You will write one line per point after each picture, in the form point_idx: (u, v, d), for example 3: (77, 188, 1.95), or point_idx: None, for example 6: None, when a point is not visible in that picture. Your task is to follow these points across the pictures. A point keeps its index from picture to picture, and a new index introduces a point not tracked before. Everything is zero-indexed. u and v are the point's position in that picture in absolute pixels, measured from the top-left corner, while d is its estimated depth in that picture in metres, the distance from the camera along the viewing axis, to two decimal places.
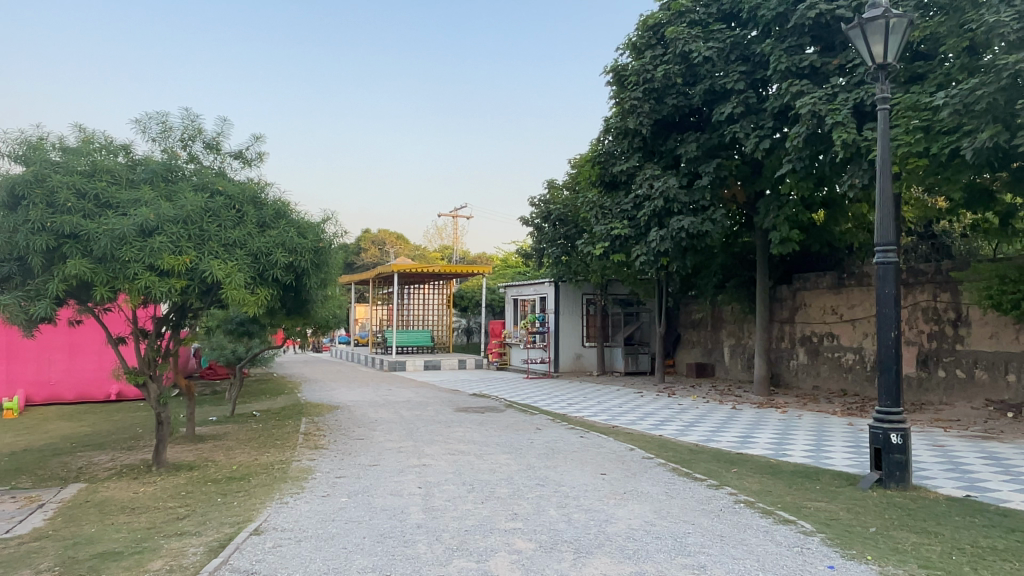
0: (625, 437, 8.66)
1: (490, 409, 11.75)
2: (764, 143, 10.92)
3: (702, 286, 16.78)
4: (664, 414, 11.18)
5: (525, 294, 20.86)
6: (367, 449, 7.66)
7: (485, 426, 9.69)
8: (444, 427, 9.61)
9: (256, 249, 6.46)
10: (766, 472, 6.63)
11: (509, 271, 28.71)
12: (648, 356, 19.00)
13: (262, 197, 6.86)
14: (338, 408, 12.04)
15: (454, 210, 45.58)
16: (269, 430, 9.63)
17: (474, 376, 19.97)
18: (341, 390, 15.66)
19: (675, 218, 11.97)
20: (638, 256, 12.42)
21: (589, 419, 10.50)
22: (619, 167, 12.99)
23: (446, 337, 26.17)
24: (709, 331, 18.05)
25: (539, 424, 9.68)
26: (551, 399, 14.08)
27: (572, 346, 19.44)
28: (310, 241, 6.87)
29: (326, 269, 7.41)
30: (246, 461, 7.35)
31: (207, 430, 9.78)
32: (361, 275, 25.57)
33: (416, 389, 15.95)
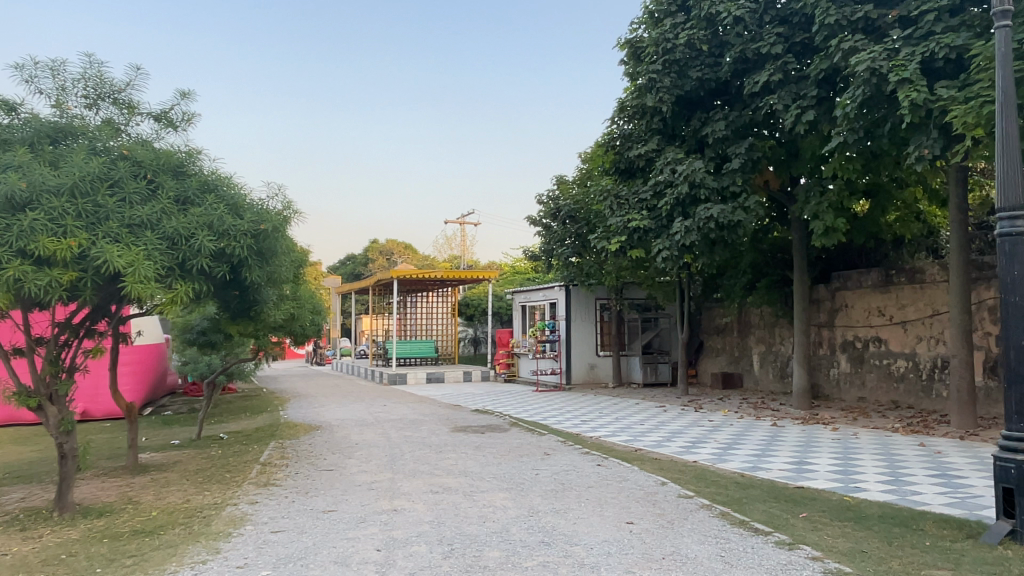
0: (652, 465, 7.08)
1: (492, 429, 10.21)
2: (807, 115, 9.38)
3: (728, 288, 15.17)
4: (694, 432, 9.57)
5: (534, 299, 19.30)
6: (331, 487, 6.11)
7: (484, 450, 8.14)
8: (434, 453, 8.06)
9: (173, 231, 4.97)
10: (844, 518, 5.02)
11: (518, 278, 27.20)
12: (668, 365, 17.38)
13: (187, 168, 5.39)
14: (318, 429, 10.52)
15: (461, 217, 43.94)
16: (227, 457, 8.11)
17: (479, 389, 18.40)
18: (329, 407, 14.16)
19: (702, 207, 10.42)
20: (660, 252, 10.85)
21: (606, 441, 8.92)
22: (636, 151, 11.45)
23: (452, 348, 24.65)
24: (736, 337, 16.40)
25: (547, 448, 8.12)
26: (562, 415, 12.48)
27: (585, 355, 17.85)
28: (248, 222, 5.39)
29: (275, 259, 5.91)
30: (175, 503, 5.80)
31: (155, 459, 8.25)
32: (361, 283, 24.15)
33: (413, 404, 14.42)
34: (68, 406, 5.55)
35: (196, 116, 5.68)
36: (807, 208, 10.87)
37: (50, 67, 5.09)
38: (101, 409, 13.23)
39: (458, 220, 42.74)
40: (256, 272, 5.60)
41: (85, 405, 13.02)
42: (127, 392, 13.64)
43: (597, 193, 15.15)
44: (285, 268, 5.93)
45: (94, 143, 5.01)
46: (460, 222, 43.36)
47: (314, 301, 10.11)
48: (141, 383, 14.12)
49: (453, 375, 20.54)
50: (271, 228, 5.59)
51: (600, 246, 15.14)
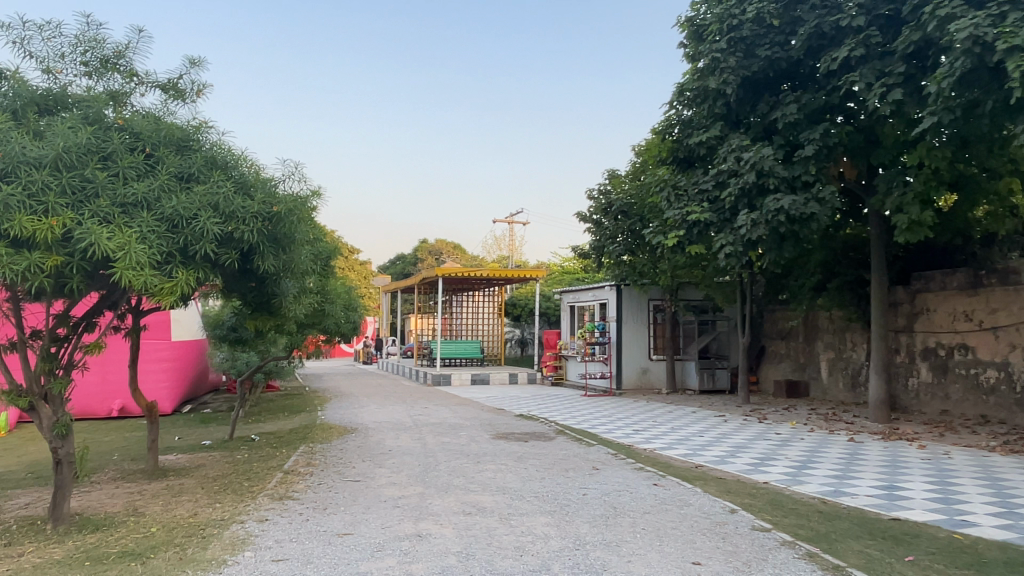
0: (715, 485, 6.23)
1: (537, 437, 9.47)
2: (893, 93, 8.37)
3: (794, 289, 14.09)
4: (762, 446, 8.65)
5: (584, 300, 18.46)
6: (354, 502, 5.45)
7: (527, 461, 7.40)
8: (473, 463, 7.36)
9: (171, 212, 4.38)
10: (962, 563, 4.11)
11: (567, 277, 26.40)
12: (727, 371, 16.35)
13: (193, 142, 4.82)
14: (353, 432, 9.94)
15: (510, 217, 43.36)
16: (252, 462, 7.56)
17: (526, 393, 17.65)
18: (369, 408, 13.64)
19: (771, 197, 9.47)
20: (722, 247, 9.92)
21: (663, 454, 8.08)
22: (696, 138, 10.56)
23: (498, 349, 23.98)
24: (802, 342, 15.30)
25: (597, 461, 7.33)
26: (613, 422, 11.65)
27: (637, 359, 16.92)
28: (258, 203, 4.77)
29: (293, 246, 5.29)
30: (181, 517, 5.23)
31: (177, 463, 7.75)
32: (407, 282, 23.70)
33: (456, 407, 13.78)
34: (65, 406, 5.05)
35: (206, 86, 5.13)
36: (889, 200, 9.80)
37: (42, 30, 4.60)
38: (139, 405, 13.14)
39: (507, 218, 42.11)
40: (270, 261, 4.97)
41: (123, 401, 13.10)
42: (167, 387, 13.35)
43: (653, 186, 14.26)
44: (304, 258, 5.30)
45: (88, 112, 4.49)
46: (508, 221, 42.71)
47: (347, 296, 9.54)
48: (181, 378, 13.86)
49: (498, 377, 19.86)
50: (286, 212, 4.97)
51: (657, 241, 14.27)
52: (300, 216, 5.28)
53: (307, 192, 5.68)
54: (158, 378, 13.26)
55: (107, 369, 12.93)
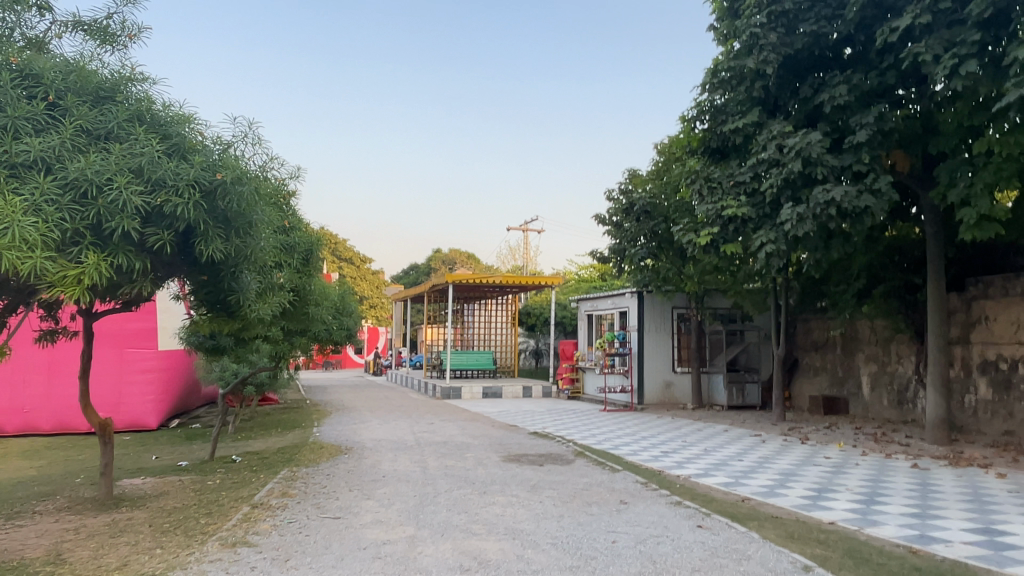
0: (773, 528, 5.07)
1: (553, 460, 8.36)
2: (966, 65, 7.26)
3: (833, 296, 12.91)
4: (813, 474, 7.49)
5: (602, 308, 17.33)
6: (324, 551, 4.35)
7: (541, 492, 6.28)
8: (478, 494, 6.24)
9: (78, 177, 3.34)
10: None
11: (584, 285, 25.29)
12: (757, 386, 15.14)
13: (119, 90, 3.79)
14: (347, 453, 8.88)
15: (525, 225, 42.26)
16: (221, 490, 6.50)
17: (540, 407, 16.52)
18: (369, 424, 12.54)
19: (819, 188, 8.36)
20: (762, 246, 8.79)
21: (700, 484, 6.94)
22: (731, 124, 9.45)
23: (511, 360, 22.87)
24: (840, 355, 14.11)
25: (625, 493, 6.20)
26: (638, 442, 10.49)
27: (660, 372, 15.73)
28: (197, 168, 3.73)
29: (248, 229, 4.22)
30: (107, 567, 4.16)
31: (138, 490, 6.71)
32: (416, 289, 22.67)
33: (464, 423, 12.69)
34: None
35: (140, 28, 4.30)
36: (954, 193, 8.62)
37: None
38: (121, 419, 12.21)
39: (522, 226, 40.91)
40: (215, 246, 3.92)
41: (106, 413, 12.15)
42: (152, 400, 12.44)
43: (679, 184, 13.17)
44: (264, 246, 4.25)
45: None
46: (523, 230, 41.58)
47: (337, 299, 8.55)
48: (169, 390, 12.92)
49: (511, 390, 18.74)
50: (235, 184, 3.92)
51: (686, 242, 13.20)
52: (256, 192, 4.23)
53: (271, 167, 4.62)
54: (143, 391, 12.37)
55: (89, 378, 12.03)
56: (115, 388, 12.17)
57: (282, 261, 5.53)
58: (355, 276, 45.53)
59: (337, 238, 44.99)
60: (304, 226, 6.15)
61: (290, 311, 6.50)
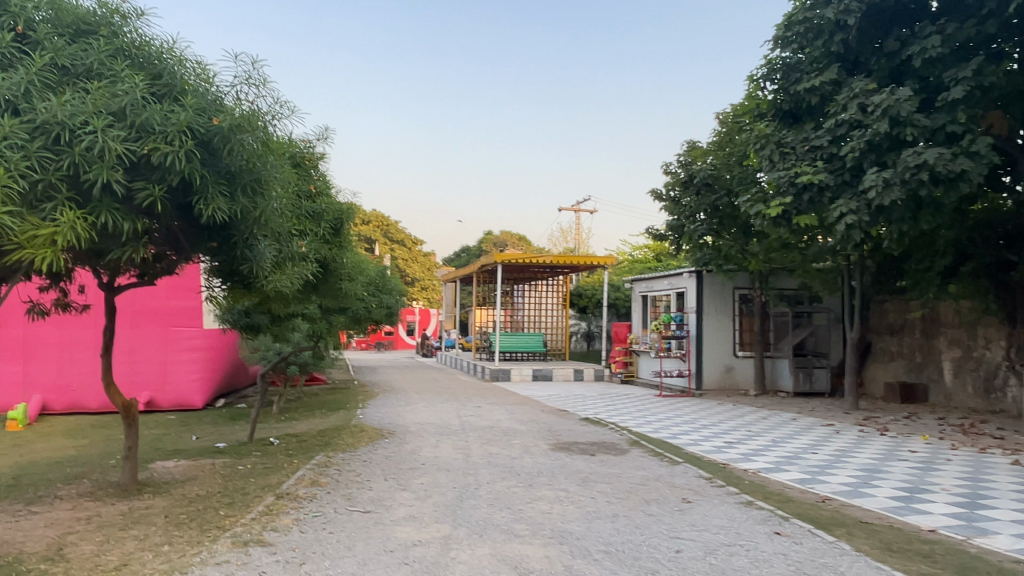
0: (863, 536, 4.37)
1: (606, 449, 7.74)
2: None
3: (914, 274, 11.85)
4: (900, 471, 6.67)
5: (658, 289, 16.53)
6: (346, 553, 3.83)
7: (593, 486, 5.67)
8: (523, 487, 5.67)
9: (48, 119, 3.01)
10: None
11: (638, 266, 24.43)
12: (826, 371, 14.15)
13: (123, 45, 3.75)
14: (388, 437, 8.43)
15: (577, 206, 41.35)
16: (251, 476, 6.10)
17: (592, 391, 15.87)
18: (415, 406, 12.12)
19: (908, 151, 7.46)
20: (841, 216, 7.93)
21: (770, 479, 6.22)
22: (807, 83, 8.56)
23: (563, 343, 22.24)
24: (919, 338, 13.02)
25: (687, 490, 5.54)
26: (697, 429, 9.76)
27: (720, 356, 14.88)
28: (186, 113, 3.36)
29: (255, 188, 3.80)
30: (107, 565, 3.72)
31: (166, 476, 6.37)
32: (465, 270, 22.23)
33: (512, 407, 12.15)
34: None
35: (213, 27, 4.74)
36: None
37: None
38: (167, 398, 12.09)
39: (573, 206, 40.01)
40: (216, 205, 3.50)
41: (151, 392, 11.99)
42: (198, 379, 12.28)
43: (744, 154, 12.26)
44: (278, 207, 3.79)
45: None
46: (574, 210, 40.70)
47: (371, 272, 8.07)
48: (215, 369, 12.75)
49: (562, 374, 18.13)
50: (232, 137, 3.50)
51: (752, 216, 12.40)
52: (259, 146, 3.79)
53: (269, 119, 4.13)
54: (189, 369, 12.23)
55: (134, 356, 11.92)
56: (160, 366, 12.05)
57: (307, 229, 5.02)
58: (407, 258, 45.52)
59: (388, 221, 44.97)
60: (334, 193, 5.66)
61: (321, 286, 6.05)
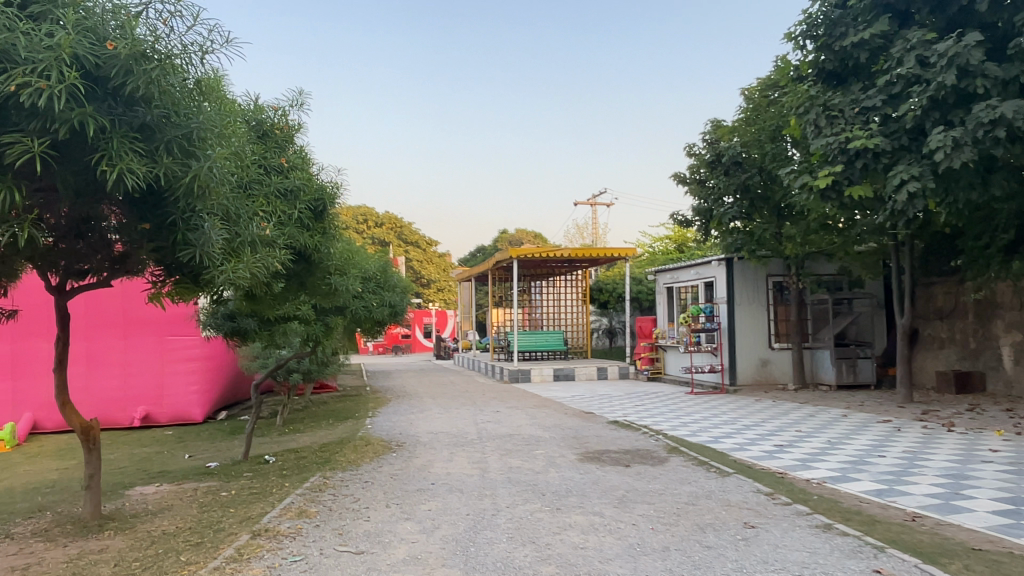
0: (987, 572, 3.42)
1: (642, 458, 6.81)
2: None
3: (968, 251, 10.81)
4: (989, 476, 5.69)
5: (684, 280, 15.55)
6: None
7: (633, 509, 4.75)
8: (549, 511, 4.76)
9: None
10: None
11: (660, 258, 23.40)
12: (870, 361, 13.12)
13: None
14: (395, 450, 7.56)
15: (593, 200, 40.31)
16: (232, 506, 5.25)
17: (618, 390, 14.91)
18: (428, 412, 11.24)
19: (980, 105, 6.46)
20: (901, 184, 6.97)
21: (841, 493, 5.26)
22: (854, 37, 7.59)
23: (584, 341, 21.28)
24: (973, 322, 11.97)
25: (748, 512, 4.61)
26: (739, 430, 8.79)
27: (754, 348, 13.87)
28: (71, 48, 2.87)
29: (182, 145, 3.25)
30: None
31: (139, 507, 5.55)
32: (479, 268, 21.34)
33: (532, 411, 11.25)
34: None
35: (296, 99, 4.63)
36: None
37: None
38: (165, 412, 11.36)
39: (588, 201, 38.97)
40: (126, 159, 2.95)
41: (147, 406, 11.29)
42: (197, 391, 11.55)
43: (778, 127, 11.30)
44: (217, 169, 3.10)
45: None
46: (590, 205, 39.66)
47: (364, 263, 7.20)
48: (216, 380, 11.98)
49: (585, 373, 17.18)
50: (124, 74, 3.03)
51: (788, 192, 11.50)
52: (173, 88, 3.20)
53: (197, 61, 3.44)
54: (187, 381, 11.50)
55: (128, 369, 11.19)
56: (157, 379, 11.32)
57: (278, 211, 4.15)
58: (422, 260, 44.76)
59: (401, 223, 44.24)
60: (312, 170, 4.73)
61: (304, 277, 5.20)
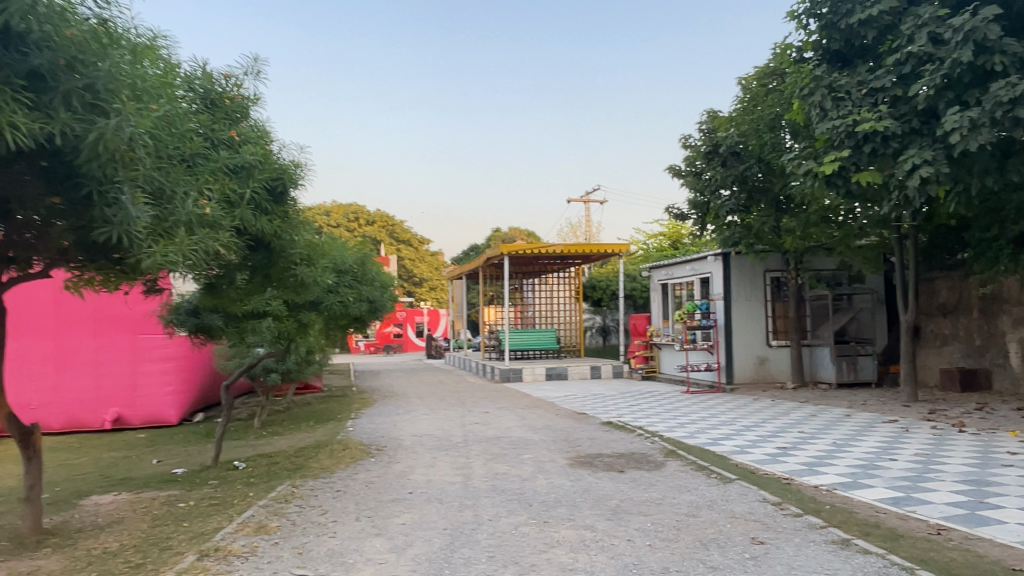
0: None
1: (637, 463, 6.36)
2: None
3: (974, 243, 10.40)
4: (1013, 482, 5.25)
5: (679, 276, 15.11)
6: None
7: (628, 522, 4.29)
8: (536, 525, 4.30)
9: None
10: None
11: (655, 255, 22.96)
12: (871, 359, 12.72)
13: None
14: (375, 455, 7.08)
15: (587, 198, 39.82)
16: (186, 518, 4.77)
17: (612, 389, 14.46)
18: (414, 414, 10.75)
19: (999, 83, 6.06)
20: (913, 169, 6.54)
21: (854, 502, 4.83)
22: (862, 14, 7.17)
23: (577, 340, 20.82)
24: (978, 318, 11.58)
25: (756, 526, 4.16)
26: (738, 431, 8.35)
27: (751, 346, 13.44)
28: None
29: (84, 99, 2.93)
30: None
31: (86, 519, 5.06)
32: (470, 265, 20.86)
33: (523, 412, 10.78)
34: None
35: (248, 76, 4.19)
36: None
37: None
38: (139, 415, 10.84)
39: (581, 199, 38.48)
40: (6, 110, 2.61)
41: (119, 408, 10.78)
42: (172, 393, 11.04)
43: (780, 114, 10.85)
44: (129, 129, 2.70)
45: None
46: (584, 203, 39.19)
47: (338, 253, 6.75)
48: (193, 380, 11.49)
49: (578, 372, 16.73)
50: (1, 10, 2.66)
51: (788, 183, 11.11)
52: (75, 33, 2.88)
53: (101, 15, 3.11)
54: (162, 381, 10.99)
55: (99, 369, 10.68)
56: (130, 379, 10.81)
57: (225, 189, 3.68)
58: (414, 258, 44.23)
59: (393, 221, 43.68)
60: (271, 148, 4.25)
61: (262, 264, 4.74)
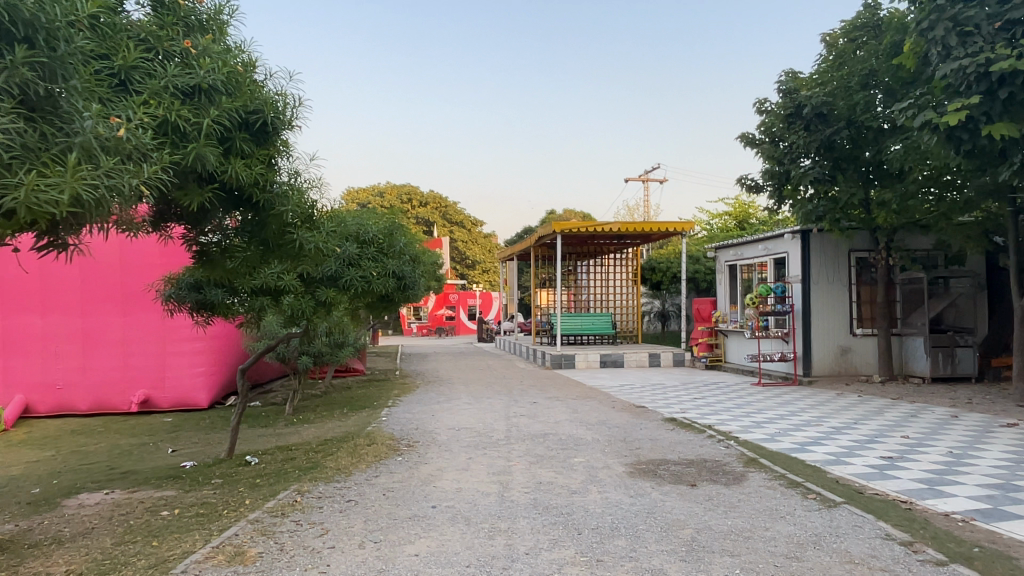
0: None
1: (712, 474, 5.28)
2: None
3: None
4: None
5: (750, 256, 13.80)
6: None
7: (709, 565, 3.24)
8: (587, 565, 3.29)
9: None
10: None
11: (719, 236, 21.50)
12: (972, 351, 11.23)
13: None
14: (403, 451, 6.20)
15: (645, 177, 38.18)
16: (158, 535, 3.94)
17: (672, 379, 13.28)
18: (455, 403, 9.86)
19: None
20: None
21: (1012, 544, 3.65)
22: None
23: (635, 325, 19.62)
24: None
25: None
26: (825, 433, 7.16)
27: (832, 334, 12.07)
28: None
29: None
30: None
31: (52, 529, 4.28)
32: (522, 245, 19.85)
33: (574, 403, 9.75)
34: None
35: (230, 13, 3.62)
36: None
37: None
38: (168, 397, 10.25)
39: (638, 178, 37.01)
40: None
41: (148, 390, 10.21)
42: (203, 374, 10.39)
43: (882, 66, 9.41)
44: None
45: None
46: (641, 183, 37.62)
47: (355, 225, 5.95)
48: (227, 362, 10.87)
49: (635, 359, 15.58)
50: None
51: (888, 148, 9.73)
52: None
53: None
54: (193, 362, 10.38)
55: (127, 348, 10.14)
56: (159, 360, 10.22)
57: (151, 117, 2.77)
58: (467, 240, 43.52)
59: (446, 201, 42.87)
60: (245, 74, 3.40)
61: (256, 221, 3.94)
